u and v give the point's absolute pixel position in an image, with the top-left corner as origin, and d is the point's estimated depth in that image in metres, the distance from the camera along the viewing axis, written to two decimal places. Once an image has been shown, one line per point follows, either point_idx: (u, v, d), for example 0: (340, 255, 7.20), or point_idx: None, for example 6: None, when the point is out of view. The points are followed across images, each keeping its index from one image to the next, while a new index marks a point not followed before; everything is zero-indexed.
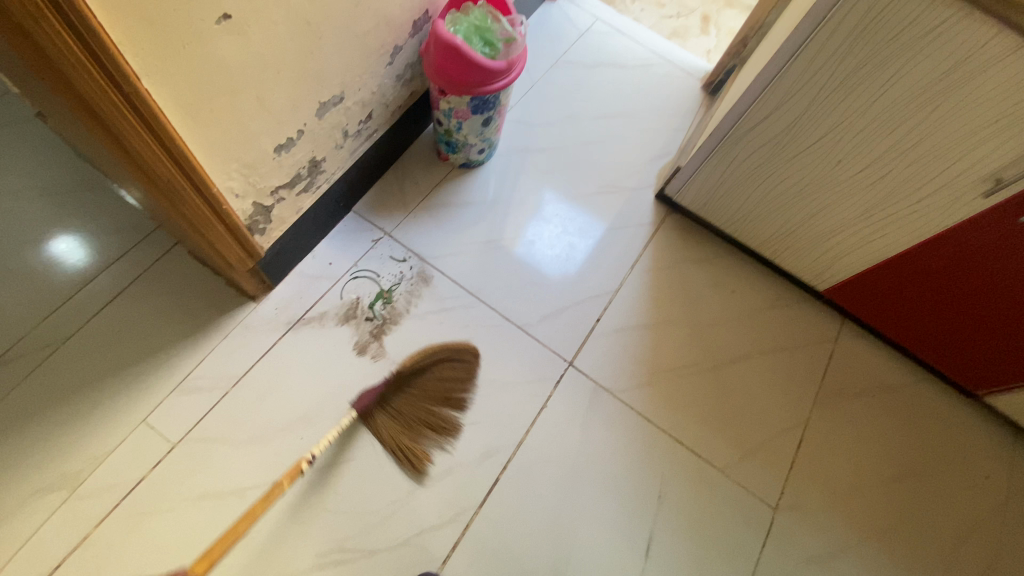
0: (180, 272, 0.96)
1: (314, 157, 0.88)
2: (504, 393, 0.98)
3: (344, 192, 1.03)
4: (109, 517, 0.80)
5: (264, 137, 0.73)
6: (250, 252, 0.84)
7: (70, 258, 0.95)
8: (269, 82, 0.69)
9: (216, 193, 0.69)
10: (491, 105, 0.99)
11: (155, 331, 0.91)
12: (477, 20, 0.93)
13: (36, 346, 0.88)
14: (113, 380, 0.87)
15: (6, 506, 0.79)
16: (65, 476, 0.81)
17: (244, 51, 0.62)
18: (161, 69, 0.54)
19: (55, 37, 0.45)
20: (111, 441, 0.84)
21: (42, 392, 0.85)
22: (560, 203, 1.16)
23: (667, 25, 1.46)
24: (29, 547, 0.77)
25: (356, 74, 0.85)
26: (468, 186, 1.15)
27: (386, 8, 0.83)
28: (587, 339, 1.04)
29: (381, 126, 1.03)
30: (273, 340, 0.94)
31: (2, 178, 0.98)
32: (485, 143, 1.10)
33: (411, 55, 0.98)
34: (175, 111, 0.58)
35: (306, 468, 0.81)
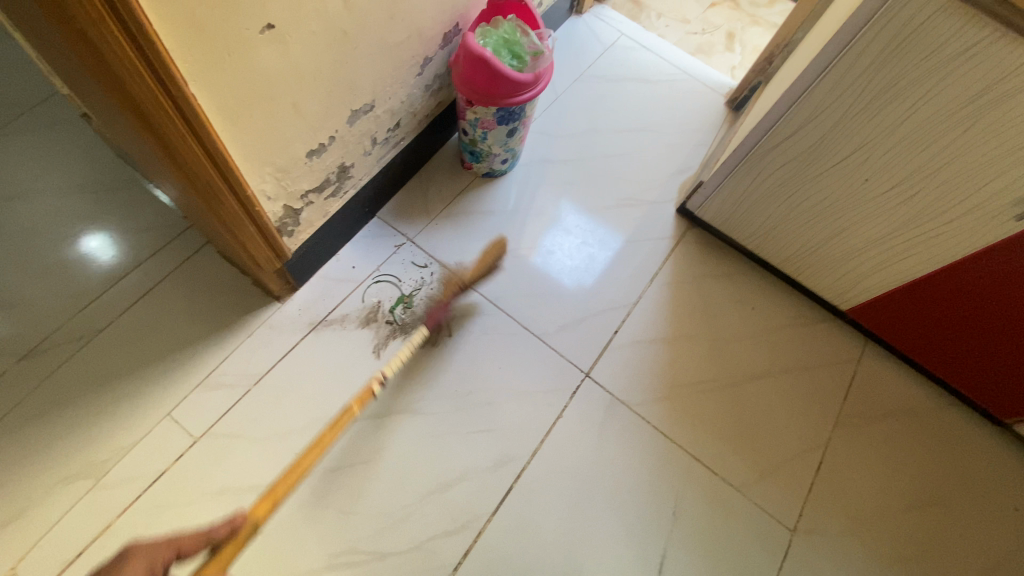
0: (209, 271, 0.98)
1: (343, 163, 0.90)
2: (520, 401, 0.98)
3: (370, 198, 1.05)
4: (131, 507, 0.82)
5: (298, 142, 0.76)
6: (278, 252, 0.86)
7: (105, 253, 0.98)
8: (306, 89, 0.71)
9: (250, 194, 0.71)
10: (517, 116, 1.00)
11: (184, 326, 0.94)
12: (506, 33, 0.96)
13: (70, 338, 0.91)
14: (141, 373, 0.90)
15: (34, 491, 0.81)
16: (91, 465, 0.83)
17: (284, 59, 0.64)
18: (207, 75, 0.56)
19: (114, 44, 0.47)
20: (136, 433, 0.86)
21: (74, 382, 0.88)
22: (580, 214, 1.17)
23: (692, 41, 1.47)
24: (54, 533, 0.79)
25: (387, 83, 0.88)
26: (490, 195, 1.16)
27: (419, 21, 0.85)
28: (604, 350, 1.04)
29: (408, 135, 1.05)
30: (296, 340, 0.96)
31: (46, 175, 1.03)
32: (509, 153, 1.12)
33: (440, 66, 1.01)
34: (216, 115, 0.61)
35: (376, 390, 0.80)
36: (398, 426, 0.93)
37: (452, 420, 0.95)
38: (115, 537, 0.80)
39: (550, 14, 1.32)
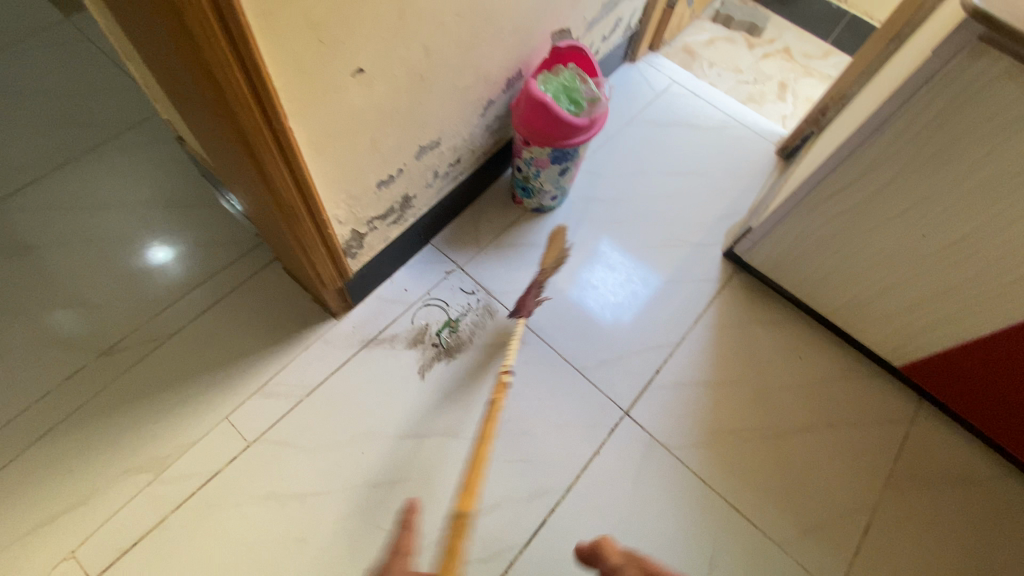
0: (275, 285, 1.05)
1: (407, 194, 0.96)
2: (557, 433, 0.99)
3: (426, 226, 1.11)
4: (185, 503, 0.86)
5: (370, 173, 0.82)
6: (341, 271, 0.91)
7: (184, 263, 1.07)
8: (383, 127, 0.78)
9: (326, 219, 0.78)
10: (570, 157, 1.05)
11: (247, 336, 1.00)
12: (566, 81, 1.02)
13: (145, 339, 0.98)
14: (205, 376, 0.96)
15: (99, 481, 0.86)
16: (152, 460, 0.89)
17: (368, 100, 0.71)
18: (304, 112, 0.63)
19: (239, 93, 0.54)
20: (197, 433, 0.91)
21: (145, 381, 0.95)
22: (626, 252, 1.19)
23: (744, 90, 1.50)
24: (113, 522, 0.84)
25: (453, 122, 0.94)
26: (537, 229, 1.20)
27: (487, 67, 0.92)
28: (644, 389, 1.04)
29: (466, 169, 1.12)
30: (347, 355, 1.01)
31: (140, 189, 1.13)
32: (559, 191, 1.16)
33: (501, 108, 1.07)
34: (307, 147, 0.67)
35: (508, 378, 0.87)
36: (438, 447, 0.95)
37: (490, 446, 0.96)
38: (168, 531, 0.84)
39: (606, 61, 1.38)
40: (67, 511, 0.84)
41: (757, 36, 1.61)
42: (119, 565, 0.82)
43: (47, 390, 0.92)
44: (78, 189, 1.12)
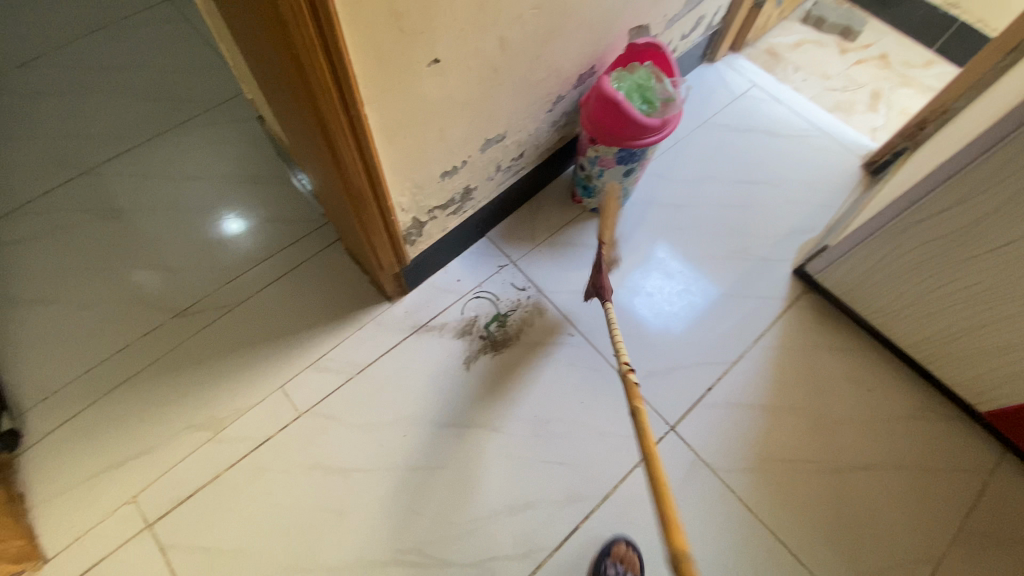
0: (335, 265, 1.09)
1: (468, 186, 0.97)
2: (597, 440, 0.97)
3: (484, 219, 1.11)
4: (238, 463, 0.91)
5: (436, 163, 0.83)
6: (399, 257, 0.93)
7: (255, 237, 1.12)
8: (452, 117, 0.78)
9: (389, 205, 0.79)
10: (637, 158, 1.02)
11: (306, 311, 1.04)
12: (640, 79, 0.98)
13: (215, 305, 1.04)
14: (265, 345, 1.01)
15: (163, 433, 0.92)
16: (211, 419, 0.94)
17: (441, 90, 0.72)
18: (378, 100, 0.64)
19: (320, 77, 0.55)
20: (253, 398, 0.96)
21: (212, 344, 1.00)
22: (686, 261, 1.15)
23: (832, 97, 1.39)
24: (172, 473, 0.89)
25: (521, 116, 0.94)
26: (595, 230, 1.18)
27: (561, 62, 0.90)
28: (692, 406, 1.00)
29: (529, 164, 1.11)
30: (397, 339, 1.03)
31: (221, 164, 1.20)
32: (621, 192, 1.13)
33: (570, 105, 1.05)
34: (379, 134, 0.68)
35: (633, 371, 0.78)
36: (477, 440, 0.95)
37: (529, 445, 0.96)
38: (221, 488, 0.89)
39: (682, 60, 1.32)
40: (131, 458, 0.90)
41: (851, 39, 1.49)
42: (175, 515, 0.87)
43: (126, 344, 1.00)
44: (166, 160, 1.19)
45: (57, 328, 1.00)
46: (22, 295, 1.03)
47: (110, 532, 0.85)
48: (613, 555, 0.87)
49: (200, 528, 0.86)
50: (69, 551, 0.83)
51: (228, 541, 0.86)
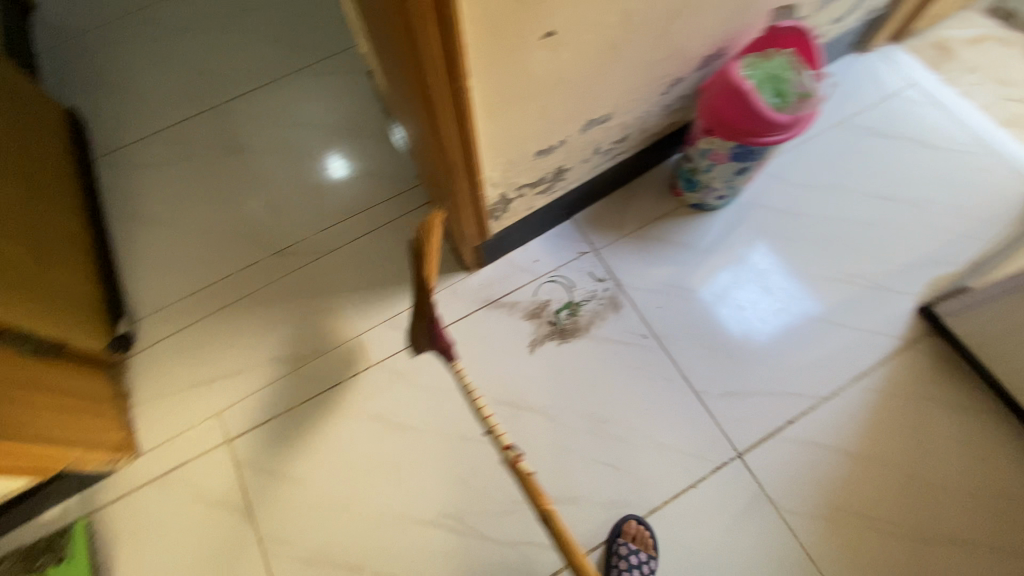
0: (420, 228, 1.11)
1: (562, 166, 0.92)
2: (654, 451, 0.92)
3: (572, 200, 1.07)
4: (307, 401, 0.97)
5: (533, 141, 0.79)
6: (481, 231, 0.92)
7: (350, 189, 1.16)
8: (558, 94, 0.73)
9: (479, 180, 0.77)
10: (756, 157, 0.91)
11: (387, 269, 1.07)
12: (775, 70, 0.87)
13: (307, 252, 1.10)
14: (345, 295, 1.05)
15: (248, 361, 1.00)
16: (290, 356, 1.01)
17: (550, 65, 0.67)
18: (485, 71, 0.61)
19: (431, 46, 0.52)
20: (329, 344, 1.01)
21: (300, 287, 1.06)
22: (789, 279, 1.04)
23: (1010, 108, 1.16)
24: (251, 399, 0.97)
25: (630, 98, 0.87)
26: (691, 228, 1.09)
27: (686, 42, 0.82)
28: (766, 437, 0.92)
29: (630, 149, 1.03)
30: (467, 311, 1.03)
31: (328, 114, 1.24)
32: (728, 192, 1.03)
33: (687, 90, 0.96)
34: (480, 106, 0.66)
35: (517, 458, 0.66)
36: (530, 426, 0.95)
37: (581, 441, 0.94)
38: (290, 420, 0.96)
39: (827, 48, 1.16)
40: (219, 378, 0.99)
41: None
42: (249, 437, 0.95)
43: (228, 274, 1.08)
44: (280, 104, 1.26)
45: (173, 250, 1.11)
46: (149, 215, 1.15)
47: (194, 440, 0.94)
48: (623, 533, 0.87)
49: (268, 453, 0.94)
50: (160, 448, 0.94)
51: (291, 469, 0.93)
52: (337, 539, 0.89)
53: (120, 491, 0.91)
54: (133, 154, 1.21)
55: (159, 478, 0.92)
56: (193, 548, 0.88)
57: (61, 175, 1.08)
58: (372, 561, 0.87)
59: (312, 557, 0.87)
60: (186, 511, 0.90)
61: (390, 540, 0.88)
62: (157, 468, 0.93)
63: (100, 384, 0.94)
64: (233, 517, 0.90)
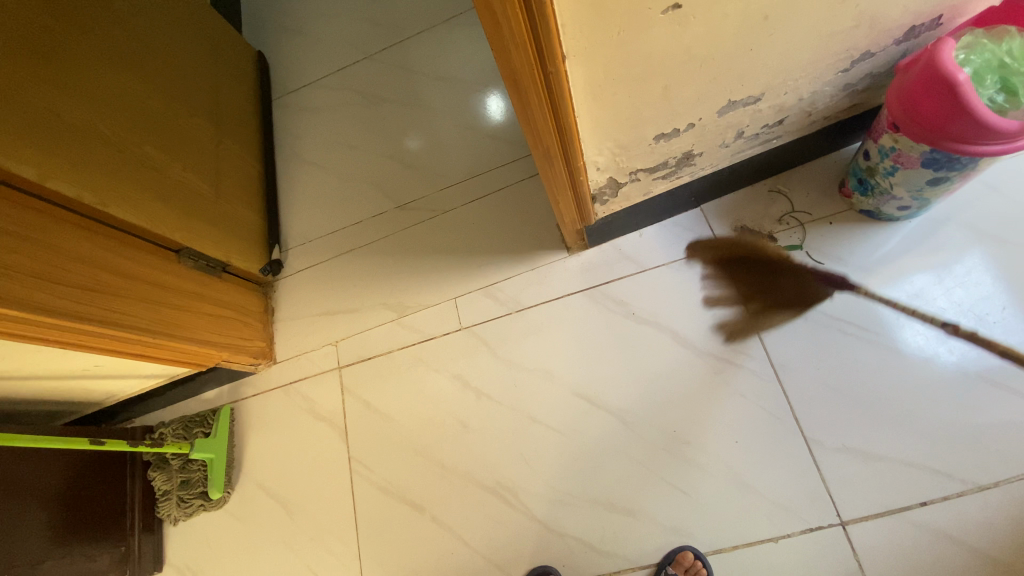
0: (534, 197, 1.08)
1: (690, 151, 0.80)
2: (735, 488, 0.84)
3: (701, 187, 0.93)
4: (403, 348, 1.05)
5: (650, 125, 0.69)
6: (583, 214, 0.87)
7: (478, 145, 1.16)
8: (686, 75, 0.62)
9: (579, 165, 0.71)
10: (958, 165, 0.70)
11: (493, 236, 1.07)
12: (1011, 53, 0.64)
13: (427, 208, 1.15)
14: (449, 255, 1.09)
15: (362, 302, 1.11)
16: (397, 304, 1.09)
17: (675, 43, 0.56)
18: (585, 52, 0.54)
19: (516, 31, 0.47)
20: (430, 299, 1.07)
21: (415, 242, 1.13)
22: (973, 325, 0.82)
23: None
24: (360, 335, 1.09)
25: (791, 77, 0.70)
26: (853, 241, 0.89)
27: (884, 6, 0.62)
28: (886, 512, 0.78)
29: (785, 135, 0.85)
30: (564, 292, 1.00)
31: (470, 67, 1.24)
32: (916, 203, 0.81)
33: (880, 65, 0.74)
34: (580, 89, 0.59)
35: (655, 485, 0.86)
36: (602, 425, 0.91)
37: (655, 455, 0.88)
38: (387, 361, 1.05)
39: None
40: (338, 313, 1.12)
41: None
42: (355, 368, 1.07)
43: (360, 220, 1.19)
44: (428, 52, 1.28)
45: (319, 191, 1.25)
46: (305, 156, 1.30)
47: (313, 360, 1.10)
48: (675, 561, 0.81)
49: (365, 387, 1.05)
50: (289, 361, 1.12)
51: (381, 406, 1.03)
52: (407, 478, 0.97)
53: (256, 388, 1.12)
54: (301, 98, 1.36)
55: (284, 385, 1.10)
56: (300, 450, 1.05)
57: (244, 114, 1.27)
58: (432, 506, 0.95)
59: (385, 486, 0.98)
60: (298, 418, 1.07)
61: (450, 492, 0.95)
62: (284, 377, 1.11)
63: (251, 298, 1.14)
64: (331, 433, 1.04)
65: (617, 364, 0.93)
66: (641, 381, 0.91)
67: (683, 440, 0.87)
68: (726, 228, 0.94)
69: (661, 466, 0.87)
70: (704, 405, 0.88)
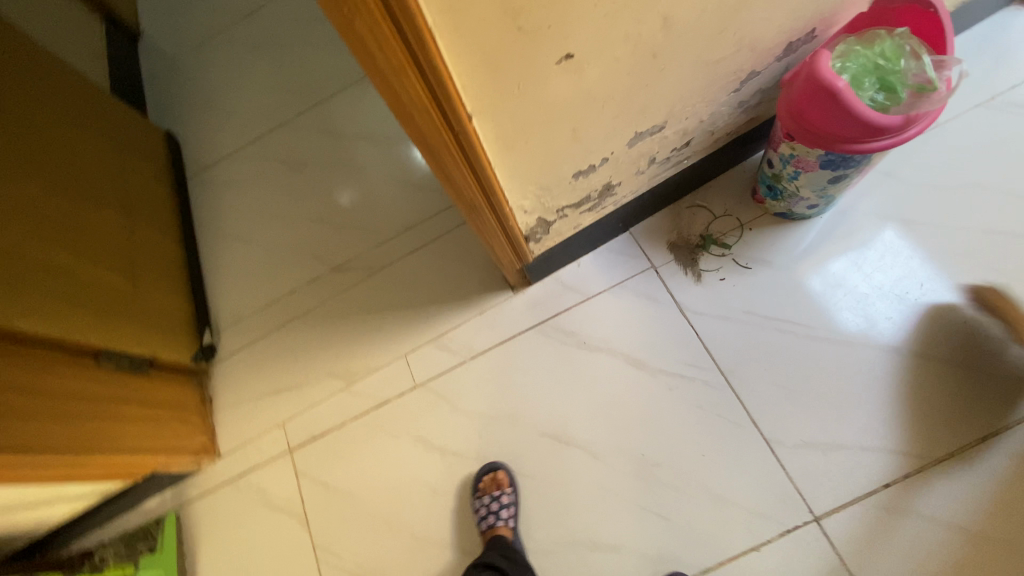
0: (470, 242, 1.08)
1: (610, 182, 0.82)
2: (711, 503, 0.84)
3: (628, 212, 0.96)
4: (359, 418, 1.00)
5: (566, 165, 0.71)
6: (519, 254, 0.87)
7: (408, 197, 1.16)
8: (591, 116, 0.64)
9: (507, 211, 0.72)
10: (853, 164, 0.75)
11: (435, 286, 1.06)
12: (881, 54, 0.69)
13: (363, 266, 1.12)
14: (393, 311, 1.06)
15: (308, 375, 1.06)
16: (346, 371, 1.04)
17: (575, 90, 0.58)
18: (491, 109, 0.55)
19: (418, 100, 0.48)
20: (380, 360, 1.03)
21: (355, 303, 1.09)
22: (895, 305, 0.88)
23: None
24: (310, 411, 1.03)
25: (689, 103, 0.74)
26: (775, 242, 0.94)
27: (757, 33, 0.67)
28: (853, 499, 0.80)
29: (695, 154, 0.90)
30: (514, 332, 0.99)
31: (391, 122, 1.24)
32: (823, 200, 0.86)
33: (767, 81, 0.80)
34: (492, 144, 0.60)
35: (634, 515, 0.85)
36: (572, 462, 0.90)
37: (629, 484, 0.87)
38: (343, 434, 1.00)
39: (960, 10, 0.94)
40: (285, 390, 1.06)
41: None
42: (309, 447, 1.01)
43: (296, 288, 1.14)
44: (345, 112, 1.28)
45: (248, 265, 1.20)
46: (230, 231, 1.25)
47: (263, 447, 1.03)
48: None
49: (323, 466, 0.99)
50: (236, 451, 1.04)
51: (343, 483, 0.97)
52: (380, 557, 0.91)
53: (204, 488, 1.03)
54: (218, 172, 1.32)
55: (234, 478, 1.02)
56: (261, 546, 0.97)
57: (157, 198, 1.21)
58: None
59: (357, 570, 0.92)
60: (254, 512, 0.99)
61: (428, 563, 0.90)
62: (232, 469, 1.03)
63: (186, 391, 1.06)
64: (292, 522, 0.97)
65: (578, 397, 0.93)
66: (604, 411, 0.91)
67: (654, 464, 0.87)
68: (658, 246, 0.97)
69: (636, 494, 0.86)
70: (667, 424, 0.88)
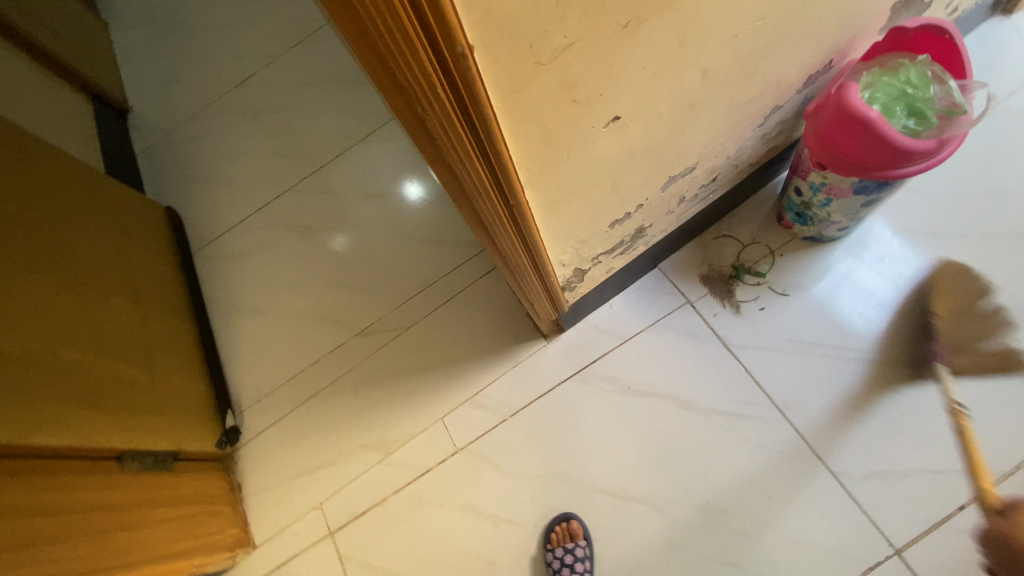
0: (495, 293, 1.05)
1: (642, 226, 0.81)
2: (784, 546, 0.80)
3: (657, 249, 0.95)
4: (400, 490, 0.96)
5: (606, 216, 0.70)
6: (556, 305, 0.85)
7: (424, 253, 1.14)
8: (631, 169, 0.63)
9: (549, 269, 0.71)
10: (887, 187, 0.75)
11: (465, 343, 1.03)
12: (907, 82, 0.70)
13: (387, 328, 1.09)
14: (424, 373, 1.03)
15: (342, 449, 1.01)
16: (382, 441, 1.00)
17: (619, 147, 0.57)
18: (541, 178, 0.53)
19: (479, 180, 0.46)
20: (416, 427, 0.99)
21: (383, 368, 1.06)
22: None
23: None
24: (347, 487, 0.98)
25: (719, 143, 0.73)
26: (807, 266, 0.93)
27: (781, 71, 0.68)
28: (933, 527, 0.77)
29: (720, 187, 0.89)
30: (553, 383, 0.96)
31: (398, 179, 1.23)
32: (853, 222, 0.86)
33: (787, 112, 0.80)
34: (540, 209, 0.58)
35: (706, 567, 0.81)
36: (633, 516, 0.86)
37: (695, 534, 0.83)
38: (386, 509, 0.95)
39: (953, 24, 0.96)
40: (319, 468, 1.01)
41: None
42: (351, 528, 0.95)
43: (319, 358, 1.11)
44: (350, 172, 1.27)
45: (265, 338, 1.16)
46: (242, 304, 1.21)
47: (301, 531, 0.97)
48: None
49: (368, 547, 0.94)
50: (274, 538, 0.99)
51: (391, 564, 0.92)
52: None
53: None
54: (224, 245, 1.29)
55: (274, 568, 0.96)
56: None
57: (165, 278, 1.18)
58: None
59: None
60: None
61: None
62: (272, 559, 0.97)
63: (214, 479, 1.01)
64: None
65: (629, 445, 0.89)
66: (658, 458, 0.88)
67: (718, 509, 0.83)
68: (690, 281, 0.96)
69: (705, 544, 0.82)
70: (727, 465, 0.85)
